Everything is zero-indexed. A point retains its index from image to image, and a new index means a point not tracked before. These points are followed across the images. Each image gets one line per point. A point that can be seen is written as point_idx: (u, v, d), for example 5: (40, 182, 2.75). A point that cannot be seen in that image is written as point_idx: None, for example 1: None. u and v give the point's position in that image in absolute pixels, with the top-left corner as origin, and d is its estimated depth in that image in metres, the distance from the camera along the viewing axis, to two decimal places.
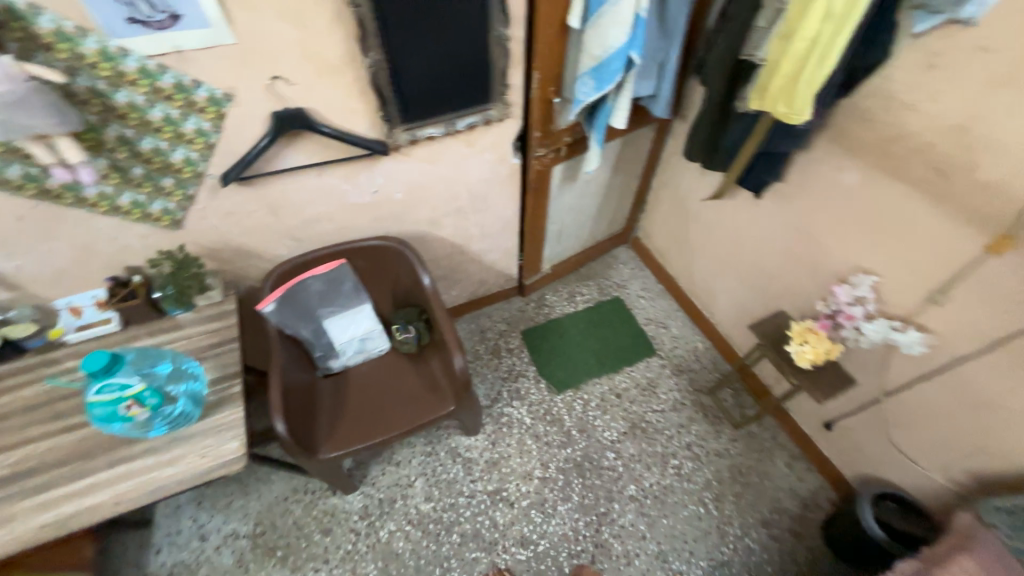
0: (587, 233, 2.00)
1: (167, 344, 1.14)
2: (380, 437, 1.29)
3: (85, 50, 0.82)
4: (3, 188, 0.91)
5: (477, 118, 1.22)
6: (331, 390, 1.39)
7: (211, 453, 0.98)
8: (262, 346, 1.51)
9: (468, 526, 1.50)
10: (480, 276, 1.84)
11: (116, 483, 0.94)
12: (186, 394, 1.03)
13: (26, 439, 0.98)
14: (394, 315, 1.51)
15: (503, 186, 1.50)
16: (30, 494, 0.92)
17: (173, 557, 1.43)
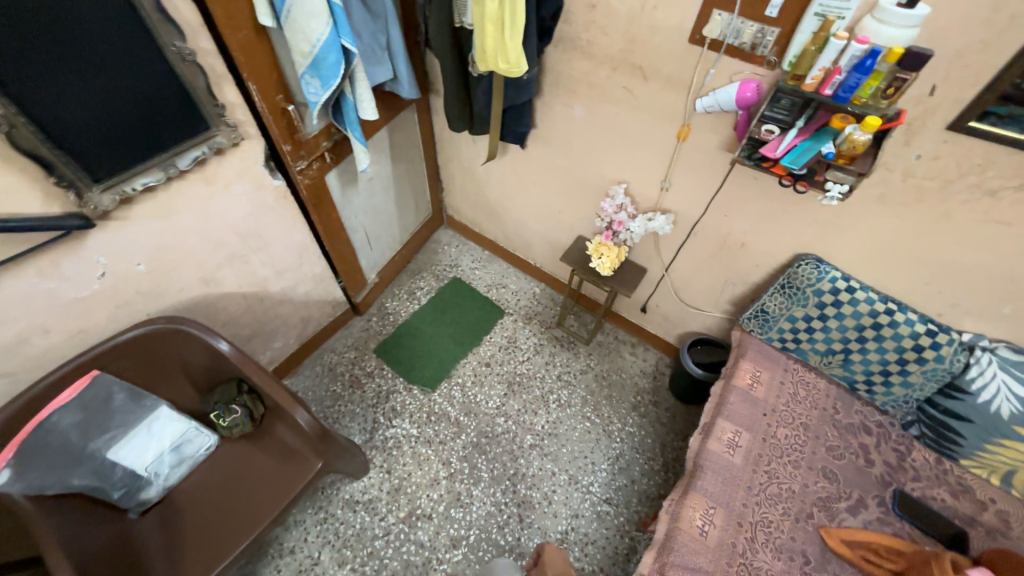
0: (398, 228, 1.95)
1: None
2: (244, 538, 1.10)
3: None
4: None
5: (203, 150, 1.04)
6: (160, 523, 1.12)
7: None
8: None
9: (395, 563, 1.41)
10: (301, 314, 1.66)
11: None
12: None
13: None
14: (209, 403, 1.27)
15: (278, 213, 1.34)
16: None
17: None
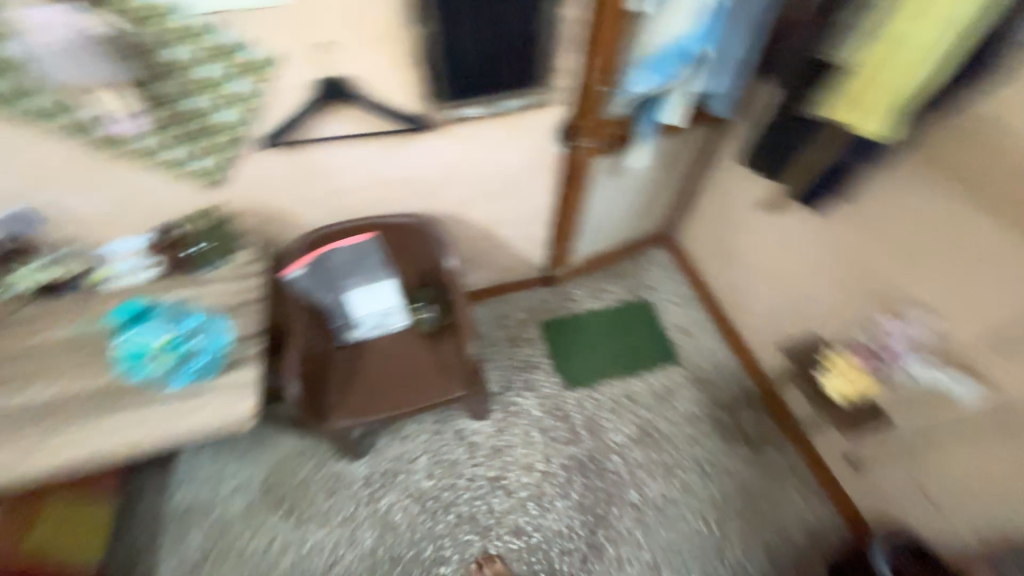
0: (621, 229, 1.93)
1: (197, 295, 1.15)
2: (391, 409, 1.33)
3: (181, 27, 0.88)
4: (70, 131, 0.96)
5: (521, 101, 1.18)
6: (348, 361, 1.40)
7: (224, 408, 1.02)
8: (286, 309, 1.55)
9: (464, 508, 1.51)
10: (505, 261, 1.80)
11: (131, 424, 0.99)
12: (206, 349, 1.05)
13: (69, 369, 1.04)
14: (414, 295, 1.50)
15: (539, 172, 1.45)
16: (66, 420, 0.98)
17: (187, 494, 1.49)
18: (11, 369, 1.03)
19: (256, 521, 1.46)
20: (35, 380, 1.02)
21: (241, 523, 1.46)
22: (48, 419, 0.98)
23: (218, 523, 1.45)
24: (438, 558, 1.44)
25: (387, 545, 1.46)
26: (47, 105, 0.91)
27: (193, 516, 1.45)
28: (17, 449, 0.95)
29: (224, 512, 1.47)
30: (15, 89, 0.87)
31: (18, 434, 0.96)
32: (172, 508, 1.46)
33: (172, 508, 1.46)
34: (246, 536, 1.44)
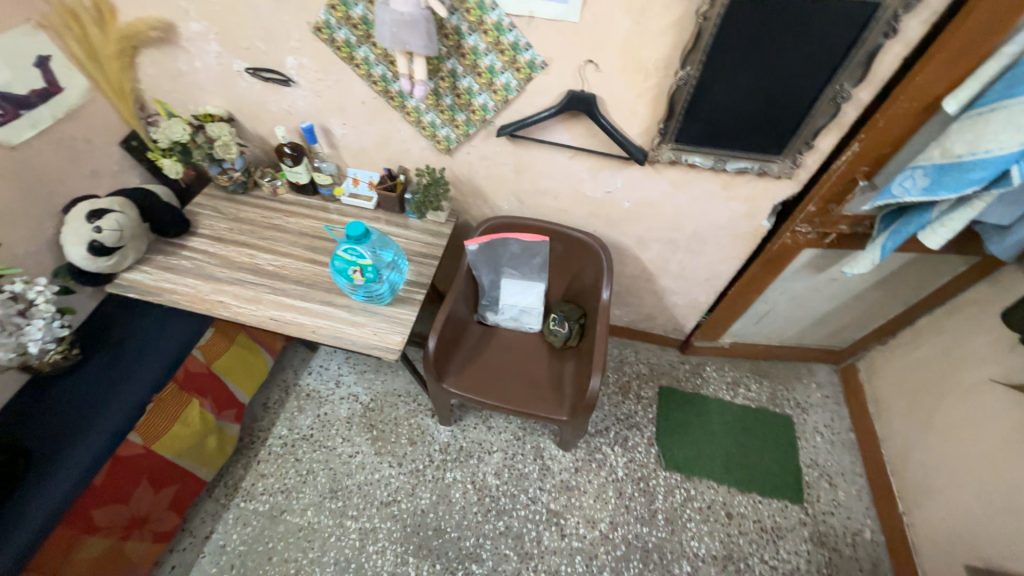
0: (792, 330, 1.69)
1: (395, 236, 1.35)
2: (492, 401, 1.33)
3: (485, 18, 0.98)
4: (365, 79, 1.16)
5: (753, 166, 1.09)
6: (476, 337, 1.48)
7: (381, 335, 1.16)
8: (448, 273, 1.70)
9: (515, 524, 1.49)
10: (652, 311, 1.72)
11: (317, 317, 1.18)
12: (389, 283, 1.20)
13: (292, 254, 1.30)
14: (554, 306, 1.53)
15: (734, 241, 1.35)
16: (275, 292, 1.23)
17: (313, 383, 1.75)
18: (258, 239, 1.33)
19: (349, 432, 1.65)
20: (270, 254, 1.30)
21: (339, 426, 1.66)
22: (265, 287, 1.23)
23: (323, 417, 1.67)
24: (473, 554, 1.44)
25: (437, 516, 1.50)
26: (366, 54, 1.11)
27: (309, 402, 1.70)
28: (240, 301, 1.21)
29: (330, 411, 1.69)
30: (351, 40, 1.09)
31: (244, 288, 1.23)
32: (299, 388, 1.74)
33: (299, 387, 1.74)
34: (338, 439, 1.63)
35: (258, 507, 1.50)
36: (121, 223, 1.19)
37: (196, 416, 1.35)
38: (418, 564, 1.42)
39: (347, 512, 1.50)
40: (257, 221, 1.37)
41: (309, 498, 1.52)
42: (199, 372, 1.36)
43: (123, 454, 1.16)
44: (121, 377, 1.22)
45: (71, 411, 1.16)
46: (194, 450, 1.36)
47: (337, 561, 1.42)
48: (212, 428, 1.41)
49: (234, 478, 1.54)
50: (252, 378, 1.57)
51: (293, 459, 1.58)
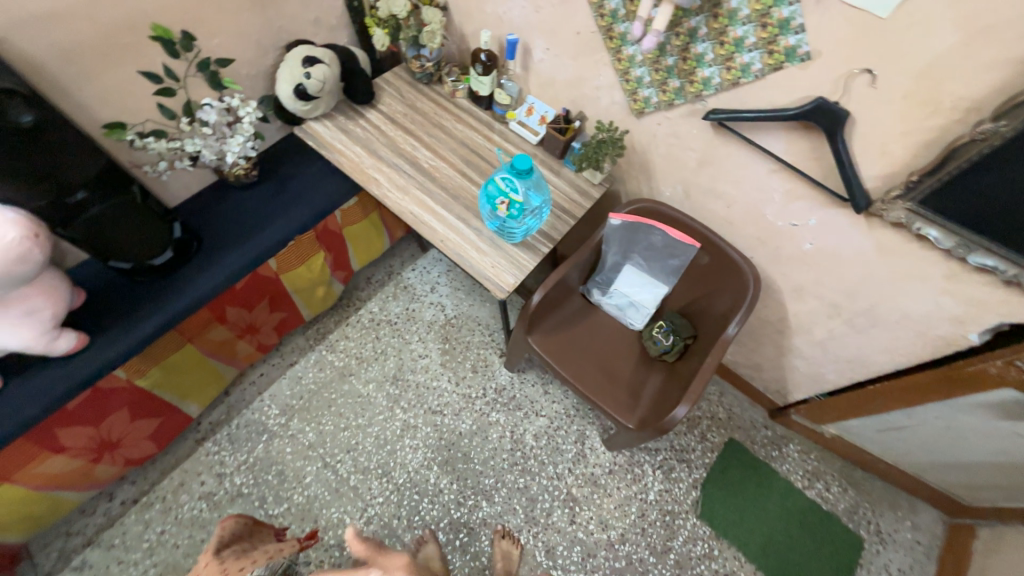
0: (918, 458, 1.41)
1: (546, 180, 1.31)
2: (565, 375, 1.32)
3: None
4: (594, 9, 1.06)
5: (1007, 270, 0.84)
6: (576, 307, 1.42)
7: (497, 270, 1.16)
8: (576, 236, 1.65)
9: (533, 488, 1.52)
10: (763, 362, 1.54)
11: (449, 229, 1.21)
12: (526, 227, 1.17)
13: (448, 160, 1.32)
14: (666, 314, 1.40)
15: (914, 337, 1.11)
16: (421, 189, 1.27)
17: (412, 278, 1.87)
18: (424, 134, 1.37)
19: (426, 335, 1.76)
20: (429, 151, 1.34)
21: (419, 327, 1.77)
22: (415, 181, 1.28)
23: (410, 312, 1.80)
24: (488, 492, 1.51)
25: (471, 444, 1.58)
26: None
27: (404, 294, 1.82)
28: (391, 184, 1.27)
29: (417, 310, 1.80)
30: None
31: (398, 174, 1.29)
32: (400, 278, 1.87)
33: (400, 277, 1.87)
34: (415, 336, 1.75)
35: (334, 361, 1.68)
36: (326, 75, 1.27)
37: (317, 266, 1.51)
38: (439, 475, 1.52)
39: (399, 401, 1.63)
40: (429, 116, 1.40)
41: (374, 374, 1.67)
42: (333, 231, 1.50)
43: (260, 273, 1.36)
44: (278, 207, 1.38)
45: (236, 220, 1.35)
46: (305, 293, 1.55)
47: (377, 435, 1.57)
48: (324, 281, 1.58)
49: (324, 328, 1.74)
50: (367, 252, 1.71)
51: (373, 336, 1.74)
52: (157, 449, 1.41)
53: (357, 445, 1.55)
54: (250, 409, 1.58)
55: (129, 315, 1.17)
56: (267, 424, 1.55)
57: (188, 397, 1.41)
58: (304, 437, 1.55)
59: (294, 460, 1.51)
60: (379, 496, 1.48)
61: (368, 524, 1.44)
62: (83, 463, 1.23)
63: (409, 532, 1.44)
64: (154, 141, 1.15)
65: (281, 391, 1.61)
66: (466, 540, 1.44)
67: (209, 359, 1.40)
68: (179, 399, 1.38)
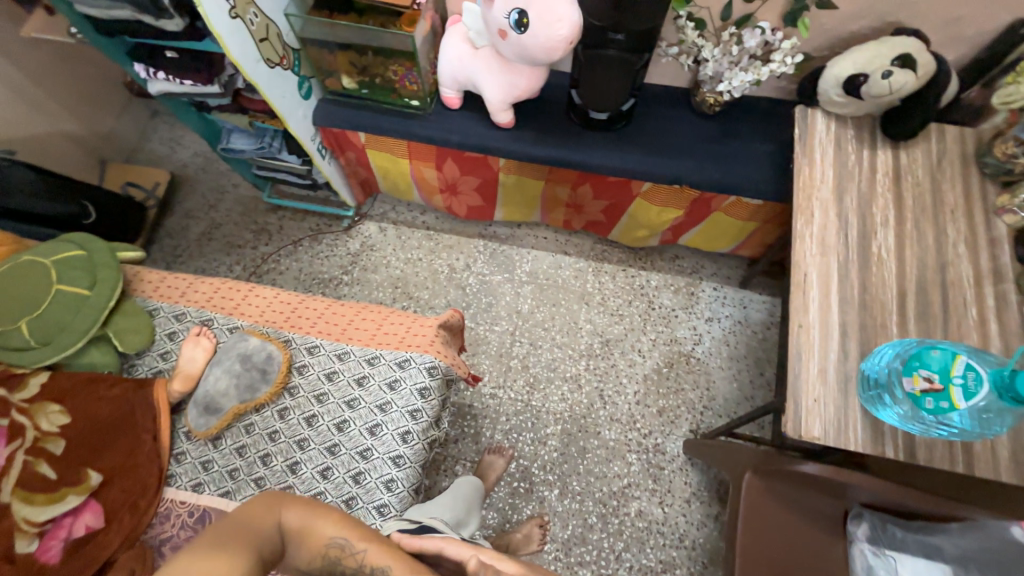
0: None
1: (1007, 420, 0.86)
2: (738, 541, 1.02)
3: None
4: None
5: None
6: (825, 513, 1.05)
7: (816, 411, 0.90)
8: None
9: (594, 535, 1.43)
10: None
11: (819, 324, 0.96)
12: (904, 419, 0.86)
13: (902, 267, 0.99)
14: None
15: None
16: (841, 264, 1.00)
17: (704, 294, 1.68)
18: (912, 220, 1.03)
19: (661, 343, 1.63)
20: (895, 241, 1.01)
21: (664, 332, 1.64)
22: (844, 252, 1.01)
23: (671, 314, 1.66)
24: (566, 490, 1.48)
25: (595, 448, 1.52)
26: None
27: (684, 298, 1.68)
28: (820, 233, 1.03)
29: (679, 320, 1.66)
30: None
31: (838, 229, 1.03)
32: (697, 283, 1.70)
33: (697, 283, 1.70)
34: (653, 333, 1.65)
35: (588, 282, 1.73)
36: (901, 87, 1.00)
37: (665, 217, 1.46)
38: (555, 434, 1.55)
39: (590, 358, 1.63)
40: (941, 210, 1.03)
41: (599, 322, 1.68)
42: (710, 205, 1.38)
43: (631, 185, 1.38)
44: (703, 151, 1.29)
45: (663, 131, 1.33)
46: (632, 224, 1.55)
47: (556, 359, 1.64)
48: (653, 230, 1.54)
49: (607, 255, 1.76)
50: (707, 241, 1.56)
51: (629, 299, 1.70)
52: (462, 215, 1.75)
53: (539, 347, 1.65)
54: (517, 248, 1.79)
55: (544, 133, 1.34)
56: (515, 269, 1.76)
57: (504, 207, 1.66)
58: (522, 303, 1.71)
59: (503, 307, 1.71)
60: (513, 391, 1.60)
61: (491, 396, 1.60)
62: (436, 186, 1.61)
63: (501, 435, 1.56)
64: (691, 28, 1.14)
65: (542, 260, 1.77)
66: (520, 491, 1.49)
67: (538, 202, 1.60)
68: (501, 203, 1.64)
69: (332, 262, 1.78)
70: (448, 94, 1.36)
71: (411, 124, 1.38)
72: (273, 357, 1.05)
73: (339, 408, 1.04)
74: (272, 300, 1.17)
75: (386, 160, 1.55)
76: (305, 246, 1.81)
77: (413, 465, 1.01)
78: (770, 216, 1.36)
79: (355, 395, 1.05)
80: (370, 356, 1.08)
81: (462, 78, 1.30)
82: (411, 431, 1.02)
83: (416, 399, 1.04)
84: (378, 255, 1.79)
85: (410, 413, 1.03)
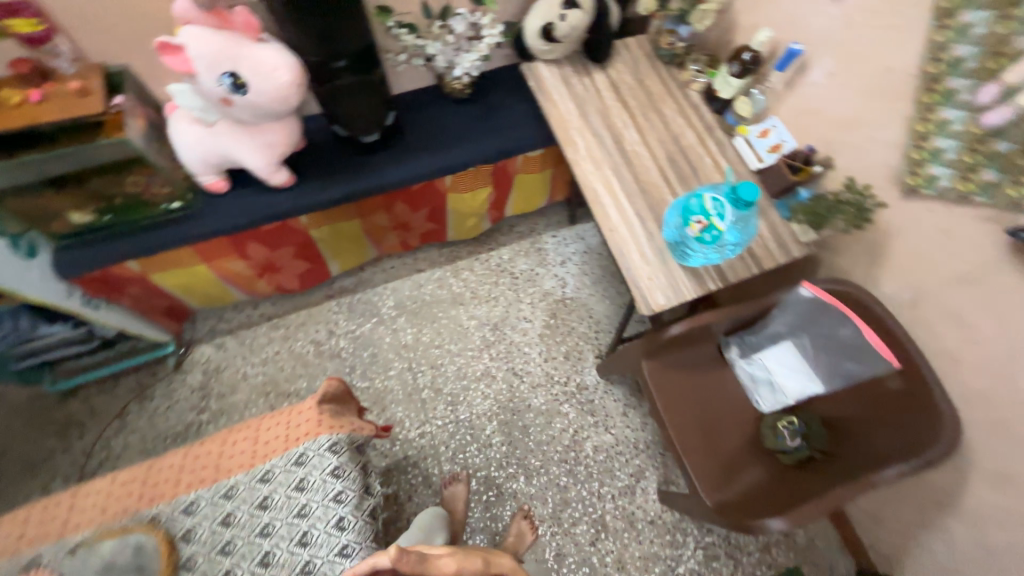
0: None
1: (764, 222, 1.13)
2: (663, 418, 1.18)
3: None
4: (930, 47, 0.87)
5: None
6: (706, 356, 1.26)
7: (652, 286, 1.08)
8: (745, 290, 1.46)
9: (572, 492, 1.50)
10: (884, 514, 1.30)
11: (623, 221, 1.14)
12: (705, 257, 1.07)
13: (653, 151, 1.22)
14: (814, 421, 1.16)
15: None
16: (613, 169, 1.20)
17: (549, 244, 1.85)
18: (642, 114, 1.27)
19: (537, 302, 1.76)
20: (639, 134, 1.24)
21: (535, 291, 1.77)
22: (611, 159, 1.21)
23: (532, 273, 1.80)
24: (530, 470, 1.52)
25: (534, 419, 1.59)
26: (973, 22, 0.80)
27: (536, 256, 1.82)
28: (588, 153, 1.22)
29: (541, 275, 1.80)
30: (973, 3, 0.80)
31: (599, 144, 1.23)
32: (539, 239, 1.86)
33: (538, 239, 1.86)
34: (527, 298, 1.76)
35: (452, 285, 1.77)
36: (577, 23, 1.21)
37: (479, 198, 1.56)
38: (495, 430, 1.57)
39: (490, 348, 1.68)
40: (655, 99, 1.29)
41: (480, 313, 1.73)
42: (507, 171, 1.51)
43: (435, 185, 1.44)
44: (476, 130, 1.41)
45: (435, 127, 1.41)
46: (458, 217, 1.62)
47: (460, 367, 1.65)
48: (478, 214, 1.64)
49: (456, 254, 1.82)
50: (525, 202, 1.71)
51: (493, 280, 1.78)
52: (297, 288, 1.64)
53: (440, 365, 1.65)
54: (372, 290, 1.74)
55: (330, 175, 1.32)
56: (379, 310, 1.71)
57: (336, 259, 1.60)
58: (403, 336, 1.68)
59: (387, 350, 1.66)
60: (438, 419, 1.58)
61: (421, 436, 1.55)
62: (251, 274, 1.48)
63: (450, 463, 1.53)
64: (407, 33, 1.23)
65: (401, 288, 1.75)
66: (493, 499, 1.49)
67: (365, 239, 1.58)
68: (330, 256, 1.57)
69: (179, 411, 1.52)
70: (209, 180, 1.25)
71: (183, 227, 1.24)
72: (143, 546, 0.88)
73: (254, 545, 0.91)
74: (109, 489, 0.96)
75: (181, 276, 1.37)
76: (134, 410, 1.51)
77: (365, 544, 0.94)
78: (556, 159, 1.55)
79: (264, 521, 0.93)
80: (262, 474, 0.96)
81: (212, 158, 1.20)
82: (345, 515, 0.95)
83: (333, 483, 0.96)
84: (231, 374, 1.58)
85: (334, 499, 0.95)
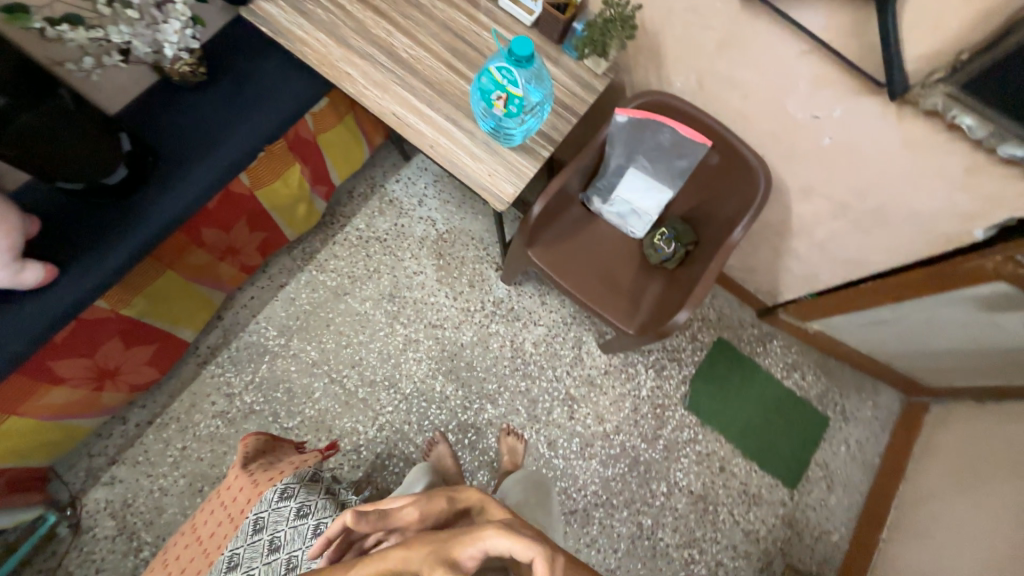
0: (891, 348, 1.54)
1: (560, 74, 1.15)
2: (566, 286, 1.27)
3: None
4: None
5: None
6: (574, 216, 1.33)
7: (494, 179, 1.07)
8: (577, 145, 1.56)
9: (535, 390, 1.61)
10: (758, 265, 1.56)
11: (439, 129, 1.09)
12: (524, 128, 1.07)
13: (430, 47, 1.13)
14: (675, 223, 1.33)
15: (919, 233, 1.13)
16: (400, 84, 1.10)
17: (399, 189, 1.73)
18: (398, 12, 1.14)
19: (417, 251, 1.69)
20: (407, 36, 1.14)
21: (411, 242, 1.69)
22: (392, 75, 1.11)
23: (400, 226, 1.70)
24: (491, 396, 1.59)
25: (473, 354, 1.62)
26: None
27: (392, 208, 1.71)
28: (366, 80, 1.10)
29: (406, 224, 1.70)
30: None
31: (373, 65, 1.11)
32: (385, 190, 1.73)
33: (384, 189, 1.73)
34: (404, 253, 1.68)
35: (326, 282, 1.62)
36: None
37: (296, 182, 1.40)
38: (444, 382, 1.58)
39: (399, 318, 1.62)
40: None
41: (370, 292, 1.63)
42: (304, 137, 1.37)
43: (233, 190, 1.27)
44: (241, 110, 1.20)
45: (190, 129, 1.18)
46: (287, 212, 1.44)
47: (380, 350, 1.59)
48: (305, 199, 1.47)
49: (310, 248, 1.64)
50: (348, 162, 1.56)
51: (364, 253, 1.66)
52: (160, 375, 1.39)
53: (359, 360, 1.57)
54: (248, 331, 1.55)
55: (97, 242, 1.07)
56: (268, 345, 1.54)
57: (182, 325, 1.37)
58: (307, 355, 1.55)
59: (298, 378, 1.53)
60: (388, 406, 1.54)
61: (382, 430, 1.52)
62: (88, 394, 1.23)
63: (422, 434, 1.53)
64: (71, 29, 0.95)
65: (274, 313, 1.57)
66: (474, 438, 1.55)
67: (197, 284, 1.35)
68: (173, 325, 1.34)
69: (113, 567, 1.32)
70: None
71: None
72: None
73: None
74: None
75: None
76: None
77: None
78: (343, 103, 1.44)
79: None
80: (228, 563, 0.90)
81: None
82: None
83: (304, 524, 0.91)
84: (146, 498, 1.37)
85: (316, 535, 0.90)
